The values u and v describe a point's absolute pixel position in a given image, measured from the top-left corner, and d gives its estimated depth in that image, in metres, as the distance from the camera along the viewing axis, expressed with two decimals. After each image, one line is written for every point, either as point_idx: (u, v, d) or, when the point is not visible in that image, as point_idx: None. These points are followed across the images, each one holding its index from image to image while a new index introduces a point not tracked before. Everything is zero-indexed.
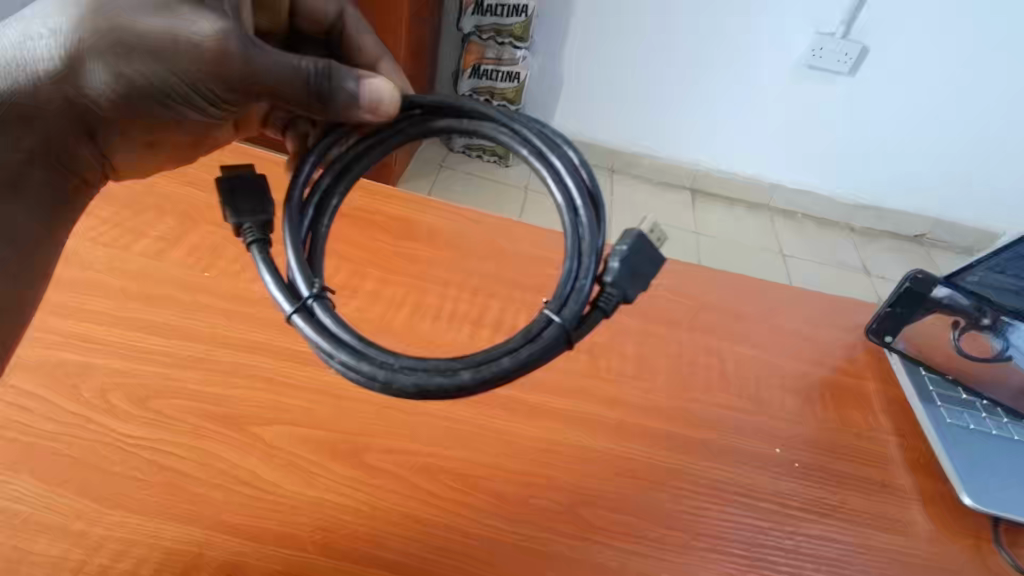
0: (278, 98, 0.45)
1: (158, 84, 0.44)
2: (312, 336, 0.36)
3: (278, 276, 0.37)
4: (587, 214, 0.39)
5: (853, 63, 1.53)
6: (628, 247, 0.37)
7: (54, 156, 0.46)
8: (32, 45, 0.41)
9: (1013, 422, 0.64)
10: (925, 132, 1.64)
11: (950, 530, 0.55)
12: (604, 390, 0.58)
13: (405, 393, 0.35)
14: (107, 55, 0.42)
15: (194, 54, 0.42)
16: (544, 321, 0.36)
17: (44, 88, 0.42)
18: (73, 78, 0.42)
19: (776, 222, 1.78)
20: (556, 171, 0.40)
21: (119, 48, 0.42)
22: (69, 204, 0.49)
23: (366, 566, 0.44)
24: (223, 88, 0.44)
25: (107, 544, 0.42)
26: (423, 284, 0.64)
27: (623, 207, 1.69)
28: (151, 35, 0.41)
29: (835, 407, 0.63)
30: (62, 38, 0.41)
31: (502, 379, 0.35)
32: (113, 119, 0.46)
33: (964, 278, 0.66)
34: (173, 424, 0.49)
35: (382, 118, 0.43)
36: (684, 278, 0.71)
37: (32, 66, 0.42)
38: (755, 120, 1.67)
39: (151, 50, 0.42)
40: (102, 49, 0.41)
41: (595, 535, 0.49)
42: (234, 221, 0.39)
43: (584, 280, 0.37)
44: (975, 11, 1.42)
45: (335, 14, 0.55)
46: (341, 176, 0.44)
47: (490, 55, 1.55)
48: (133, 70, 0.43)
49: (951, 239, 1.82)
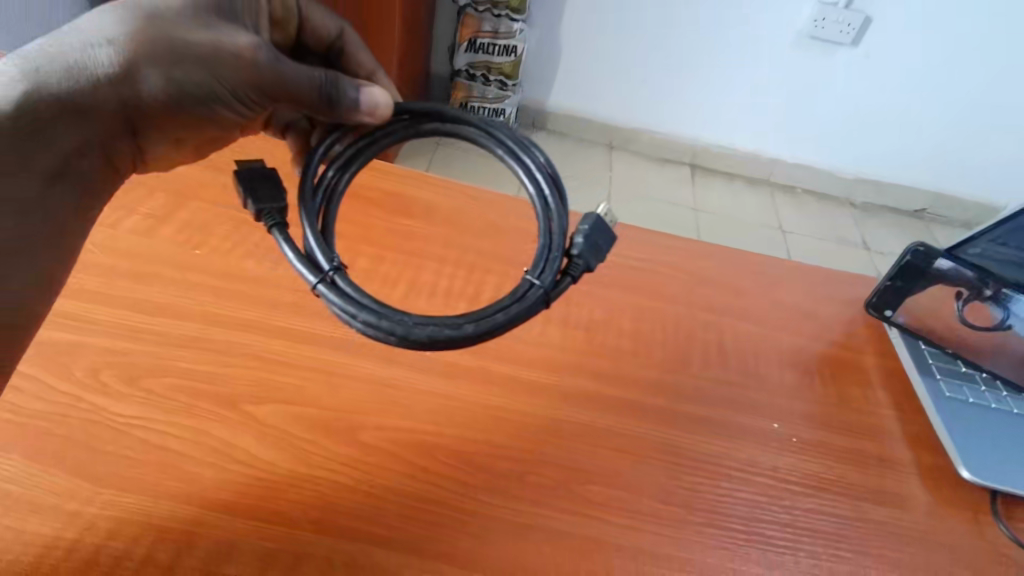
0: (304, 104, 0.46)
1: (202, 89, 0.45)
2: (337, 304, 0.37)
3: (297, 249, 0.38)
4: (555, 202, 0.42)
5: (855, 34, 1.63)
6: (589, 227, 0.41)
7: (101, 145, 0.46)
8: (92, 51, 0.42)
9: (1012, 395, 0.62)
10: (921, 110, 1.75)
11: (948, 504, 0.54)
12: (603, 367, 0.57)
13: (418, 344, 0.37)
14: (161, 62, 0.43)
15: (235, 64, 0.45)
16: (527, 289, 0.38)
17: (101, 91, 0.43)
18: (127, 82, 0.43)
19: (776, 198, 1.90)
20: (526, 168, 0.44)
21: (170, 55, 0.43)
22: (102, 185, 0.47)
23: (361, 545, 0.43)
24: (259, 96, 0.47)
25: (100, 523, 0.41)
26: (418, 261, 0.63)
27: (623, 184, 1.82)
28: (198, 45, 0.44)
29: (835, 381, 0.61)
30: (121, 44, 0.42)
31: (495, 333, 0.38)
32: (160, 118, 0.47)
33: (965, 250, 0.64)
34: (164, 402, 0.47)
35: (378, 121, 0.46)
36: (683, 253, 0.70)
37: (92, 70, 0.42)
38: (755, 94, 1.78)
39: (198, 58, 0.44)
40: (155, 56, 0.43)
41: (592, 511, 0.47)
42: (253, 209, 0.40)
43: (556, 252, 0.40)
44: (978, 11, 1.55)
45: (336, 33, 0.56)
46: (344, 166, 0.45)
47: (486, 28, 1.65)
48: (183, 77, 0.44)
49: (952, 214, 1.94)
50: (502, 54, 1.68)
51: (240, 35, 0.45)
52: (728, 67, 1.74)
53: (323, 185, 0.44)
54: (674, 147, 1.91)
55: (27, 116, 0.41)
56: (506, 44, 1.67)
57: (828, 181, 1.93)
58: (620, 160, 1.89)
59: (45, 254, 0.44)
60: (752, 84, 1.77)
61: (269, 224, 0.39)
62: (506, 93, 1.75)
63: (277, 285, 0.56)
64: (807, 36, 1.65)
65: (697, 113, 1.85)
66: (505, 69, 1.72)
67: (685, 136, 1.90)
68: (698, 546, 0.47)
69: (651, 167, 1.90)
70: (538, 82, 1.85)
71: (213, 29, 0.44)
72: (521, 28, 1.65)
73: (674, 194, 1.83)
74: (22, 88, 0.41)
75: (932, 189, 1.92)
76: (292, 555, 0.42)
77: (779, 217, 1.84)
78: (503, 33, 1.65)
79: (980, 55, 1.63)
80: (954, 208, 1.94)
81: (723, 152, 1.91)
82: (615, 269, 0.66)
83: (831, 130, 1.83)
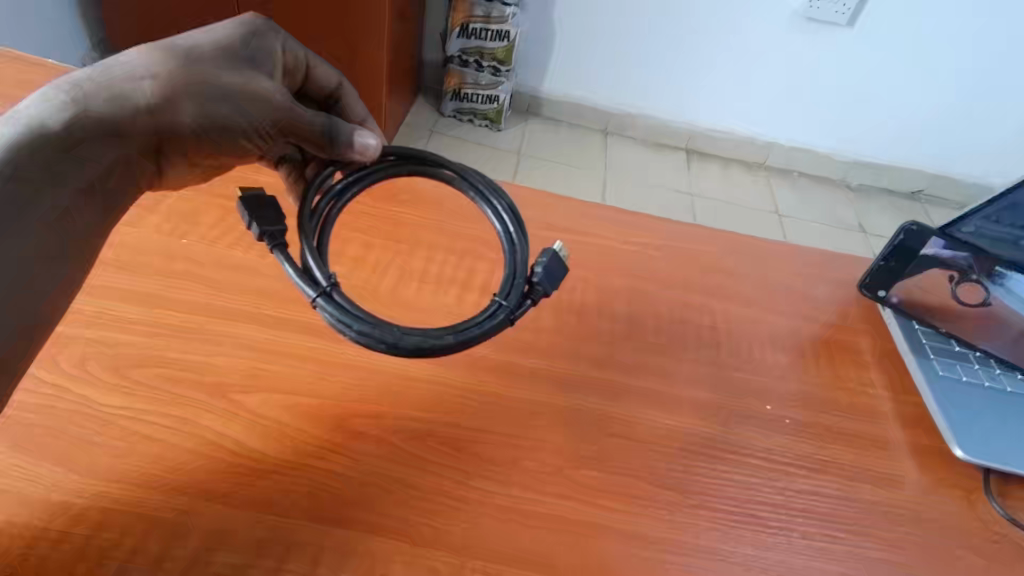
0: (313, 144, 0.48)
1: (229, 124, 0.47)
2: (334, 318, 0.38)
3: (295, 265, 0.39)
4: (517, 232, 0.46)
5: (852, 15, 1.61)
6: (548, 258, 0.43)
7: (129, 166, 0.46)
8: (133, 82, 0.44)
9: (1005, 373, 0.62)
10: (917, 91, 1.75)
11: (941, 482, 0.54)
12: (595, 352, 0.57)
13: (406, 351, 0.38)
14: (195, 98, 0.46)
15: (257, 105, 0.47)
16: (494, 309, 0.41)
17: (138, 119, 0.44)
18: (160, 111, 0.45)
19: (772, 182, 1.90)
20: (492, 209, 0.48)
21: (202, 93, 0.46)
22: (120, 199, 0.47)
23: (354, 531, 0.42)
24: (277, 135, 0.48)
25: (89, 514, 0.41)
26: (408, 248, 0.62)
27: (619, 170, 1.81)
28: (229, 86, 0.46)
29: (830, 363, 0.61)
30: (161, 79, 0.44)
31: (473, 342, 0.40)
32: (187, 148, 0.48)
33: (959, 229, 0.63)
34: (153, 393, 0.47)
35: (368, 159, 0.47)
36: (676, 237, 0.69)
37: (131, 99, 0.44)
38: (751, 77, 1.77)
39: (228, 98, 0.46)
40: (189, 91, 0.45)
41: (586, 496, 0.47)
42: (258, 230, 0.41)
43: (519, 277, 0.43)
44: None
45: (336, 84, 0.55)
46: (338, 197, 0.46)
47: (478, 13, 1.63)
48: (214, 111, 0.46)
49: (948, 195, 1.94)
50: (495, 40, 1.67)
51: (263, 78, 0.48)
52: (723, 50, 1.72)
53: (317, 212, 0.44)
54: (669, 132, 1.91)
55: (69, 134, 0.42)
56: (498, 30, 1.65)
57: (825, 164, 1.93)
58: (615, 145, 1.88)
59: (59, 264, 0.43)
60: (748, 68, 1.75)
61: (271, 243, 0.40)
62: (500, 79, 1.74)
63: (265, 274, 0.55)
64: (803, 17, 1.63)
65: (692, 98, 1.84)
66: (498, 55, 1.70)
67: (681, 120, 1.89)
68: (691, 528, 0.47)
69: (646, 151, 1.90)
70: (532, 68, 1.84)
71: (239, 72, 0.47)
72: (514, 13, 1.64)
73: (670, 178, 1.82)
74: (69, 110, 0.42)
75: (930, 171, 1.92)
76: (282, 544, 0.41)
77: (775, 201, 1.83)
78: (495, 19, 1.63)
79: (980, 33, 1.62)
80: (950, 189, 1.94)
81: (719, 136, 1.90)
82: (608, 255, 0.66)
83: (828, 113, 1.82)
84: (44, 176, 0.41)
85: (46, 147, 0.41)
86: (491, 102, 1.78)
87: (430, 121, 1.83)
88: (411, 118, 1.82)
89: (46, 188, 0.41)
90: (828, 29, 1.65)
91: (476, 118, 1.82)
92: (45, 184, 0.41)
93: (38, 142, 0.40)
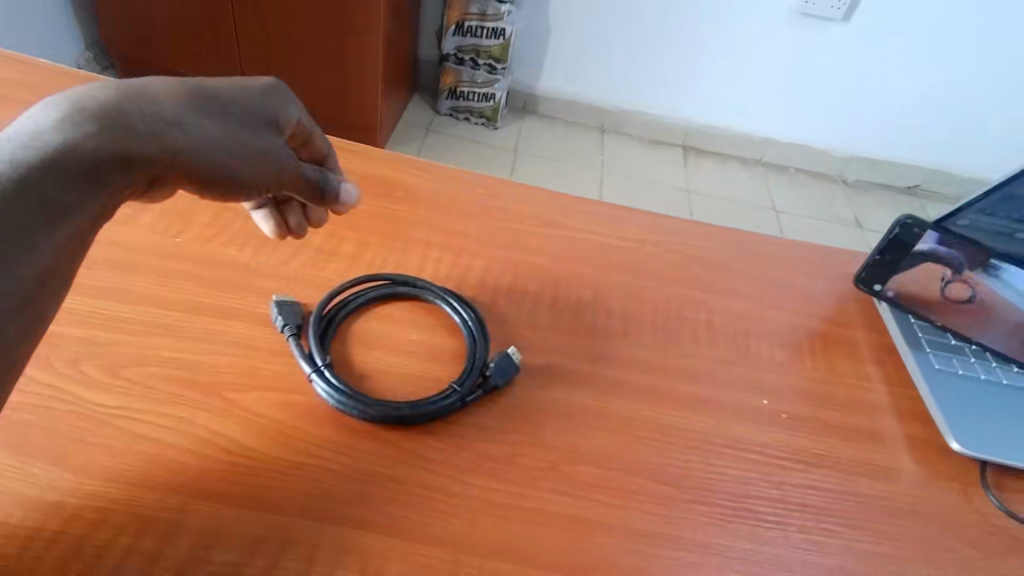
0: (309, 195, 0.50)
1: (260, 154, 0.45)
2: (326, 391, 0.48)
3: None
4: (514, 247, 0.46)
5: (847, 9, 1.62)
6: None
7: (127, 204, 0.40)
8: (166, 119, 0.40)
9: (1000, 366, 0.62)
10: (912, 85, 1.76)
11: (938, 475, 0.54)
12: (591, 348, 0.57)
13: None
14: (217, 149, 0.42)
15: (274, 169, 0.46)
16: (448, 392, 0.50)
17: (153, 154, 0.39)
18: (165, 127, 0.39)
19: (768, 178, 1.90)
20: None
21: (225, 146, 0.42)
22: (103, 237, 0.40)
23: (351, 529, 0.42)
24: (297, 173, 0.48)
25: (83, 514, 0.40)
26: (404, 245, 0.62)
27: (616, 166, 1.81)
28: (252, 147, 0.44)
29: (825, 357, 0.62)
30: (195, 126, 0.41)
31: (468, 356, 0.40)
32: (159, 168, 0.39)
33: (955, 222, 0.63)
34: (147, 392, 0.47)
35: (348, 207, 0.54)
36: (671, 235, 0.71)
37: (160, 138, 0.39)
38: (747, 73, 1.78)
39: (249, 155, 0.44)
40: (216, 115, 0.42)
41: (582, 492, 0.47)
42: None
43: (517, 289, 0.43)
44: None
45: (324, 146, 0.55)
46: None
47: (473, 11, 1.64)
48: (231, 167, 0.43)
49: (944, 189, 1.95)
50: (491, 37, 1.67)
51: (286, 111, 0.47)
52: (718, 47, 1.73)
53: None
54: (665, 129, 1.91)
55: (97, 167, 0.36)
56: (494, 27, 1.65)
57: (821, 160, 1.93)
58: (612, 142, 1.88)
59: (57, 293, 0.36)
60: (743, 64, 1.76)
61: None
62: (495, 78, 1.74)
63: (260, 273, 0.56)
64: (799, 12, 1.64)
65: (688, 94, 1.84)
66: (494, 53, 1.70)
67: (677, 117, 1.89)
68: (688, 523, 0.47)
69: (642, 148, 1.90)
70: (528, 65, 1.84)
71: (262, 103, 0.46)
72: (509, 10, 1.63)
73: (667, 175, 1.82)
74: (98, 141, 0.36)
75: (927, 166, 1.92)
76: (278, 542, 0.41)
77: (771, 196, 1.84)
78: (491, 16, 1.64)
79: (974, 27, 1.63)
80: (946, 183, 1.94)
81: (716, 133, 1.90)
82: (602, 253, 0.67)
83: (823, 109, 1.83)
84: (59, 194, 0.35)
85: (67, 162, 0.35)
86: (487, 100, 1.78)
87: (426, 120, 1.82)
88: (407, 117, 1.82)
89: (62, 207, 0.35)
90: (824, 24, 1.66)
91: (472, 116, 1.82)
92: (63, 202, 0.35)
93: (63, 160, 0.35)
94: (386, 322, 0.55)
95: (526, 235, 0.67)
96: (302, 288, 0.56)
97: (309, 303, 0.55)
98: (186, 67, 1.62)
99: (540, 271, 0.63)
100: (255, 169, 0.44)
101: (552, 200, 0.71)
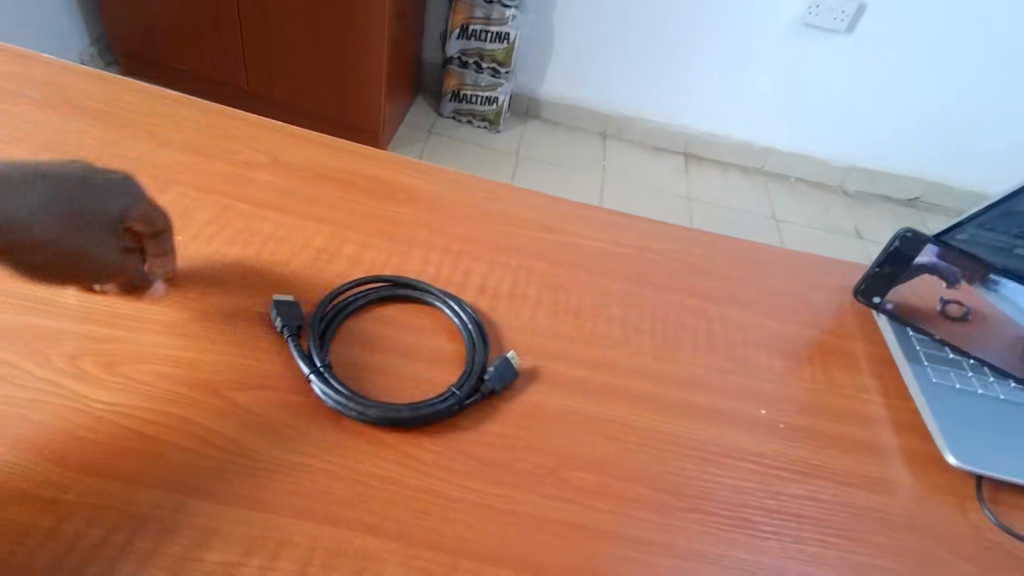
0: (121, 290, 0.52)
1: (76, 253, 0.49)
2: (325, 392, 0.48)
3: None
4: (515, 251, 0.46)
5: (849, 22, 1.63)
6: None
7: None
8: None
9: (998, 380, 0.62)
10: (912, 98, 1.77)
11: (933, 488, 0.54)
12: (590, 354, 0.57)
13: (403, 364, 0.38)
14: (17, 241, 0.47)
15: (72, 264, 0.49)
16: (447, 395, 0.50)
17: None
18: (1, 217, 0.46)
19: (768, 187, 1.90)
20: None
21: (40, 242, 0.48)
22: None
23: (346, 531, 0.42)
24: (98, 267, 0.50)
25: (78, 511, 0.40)
26: (405, 248, 0.62)
27: (617, 172, 1.81)
28: (53, 244, 0.48)
29: (823, 368, 0.62)
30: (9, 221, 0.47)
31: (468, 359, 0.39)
32: None
33: (954, 236, 0.63)
34: (144, 389, 0.47)
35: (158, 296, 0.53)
36: (671, 243, 0.71)
37: None
38: (748, 83, 1.79)
39: (54, 252, 0.49)
40: (44, 210, 0.48)
41: (578, 498, 0.47)
42: None
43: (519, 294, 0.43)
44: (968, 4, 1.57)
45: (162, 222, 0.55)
46: None
47: (478, 15, 1.64)
48: (35, 259, 0.49)
49: (943, 202, 1.96)
50: (495, 41, 1.68)
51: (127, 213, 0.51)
52: (720, 56, 1.74)
53: None
54: (666, 137, 1.92)
55: None
56: (498, 31, 1.66)
57: (822, 170, 1.94)
58: (613, 148, 1.89)
59: None
60: (745, 73, 1.77)
61: None
62: (499, 82, 1.75)
63: (261, 272, 0.56)
64: (802, 23, 1.65)
65: (690, 103, 1.85)
66: (497, 57, 1.71)
67: (679, 125, 1.90)
68: (684, 531, 0.47)
69: (644, 155, 1.90)
70: (531, 70, 1.84)
71: (109, 207, 0.51)
72: (514, 15, 1.64)
73: (668, 182, 1.83)
74: None
75: (927, 178, 1.93)
76: (273, 542, 0.41)
77: (771, 205, 1.84)
78: (495, 21, 1.64)
79: (974, 42, 1.64)
80: (946, 196, 1.95)
81: (717, 141, 1.91)
82: (603, 259, 0.67)
83: (824, 121, 1.84)
84: None
85: None
86: (489, 104, 1.78)
87: (428, 122, 1.82)
88: (410, 119, 1.82)
89: None
90: (826, 36, 1.67)
91: (475, 120, 1.83)
92: None
93: None
94: (385, 324, 0.55)
95: (527, 240, 0.67)
96: (302, 288, 0.56)
97: (309, 303, 0.55)
98: (189, 64, 1.63)
99: (540, 276, 0.63)
100: (47, 262, 0.49)
101: (553, 206, 0.72)
